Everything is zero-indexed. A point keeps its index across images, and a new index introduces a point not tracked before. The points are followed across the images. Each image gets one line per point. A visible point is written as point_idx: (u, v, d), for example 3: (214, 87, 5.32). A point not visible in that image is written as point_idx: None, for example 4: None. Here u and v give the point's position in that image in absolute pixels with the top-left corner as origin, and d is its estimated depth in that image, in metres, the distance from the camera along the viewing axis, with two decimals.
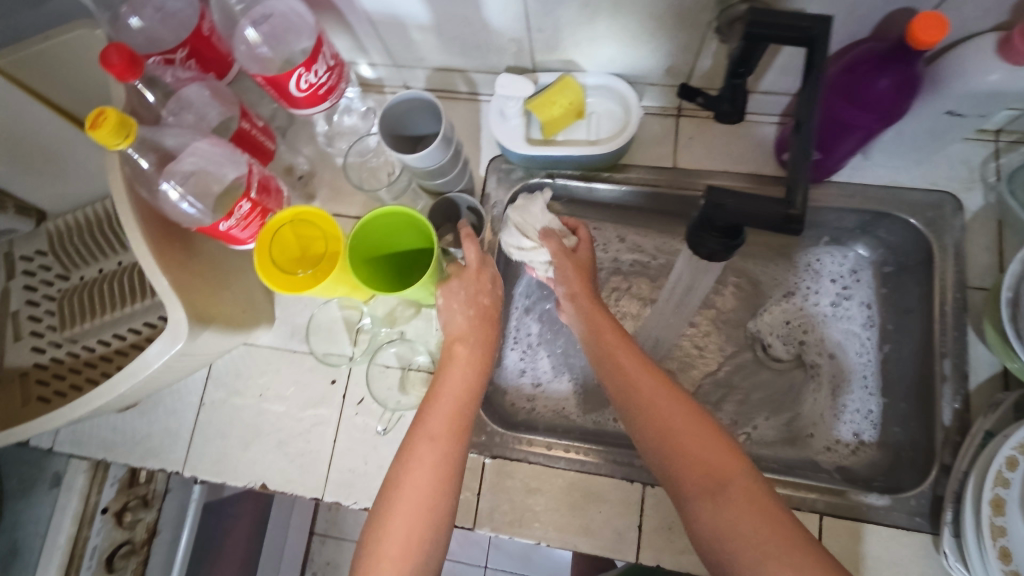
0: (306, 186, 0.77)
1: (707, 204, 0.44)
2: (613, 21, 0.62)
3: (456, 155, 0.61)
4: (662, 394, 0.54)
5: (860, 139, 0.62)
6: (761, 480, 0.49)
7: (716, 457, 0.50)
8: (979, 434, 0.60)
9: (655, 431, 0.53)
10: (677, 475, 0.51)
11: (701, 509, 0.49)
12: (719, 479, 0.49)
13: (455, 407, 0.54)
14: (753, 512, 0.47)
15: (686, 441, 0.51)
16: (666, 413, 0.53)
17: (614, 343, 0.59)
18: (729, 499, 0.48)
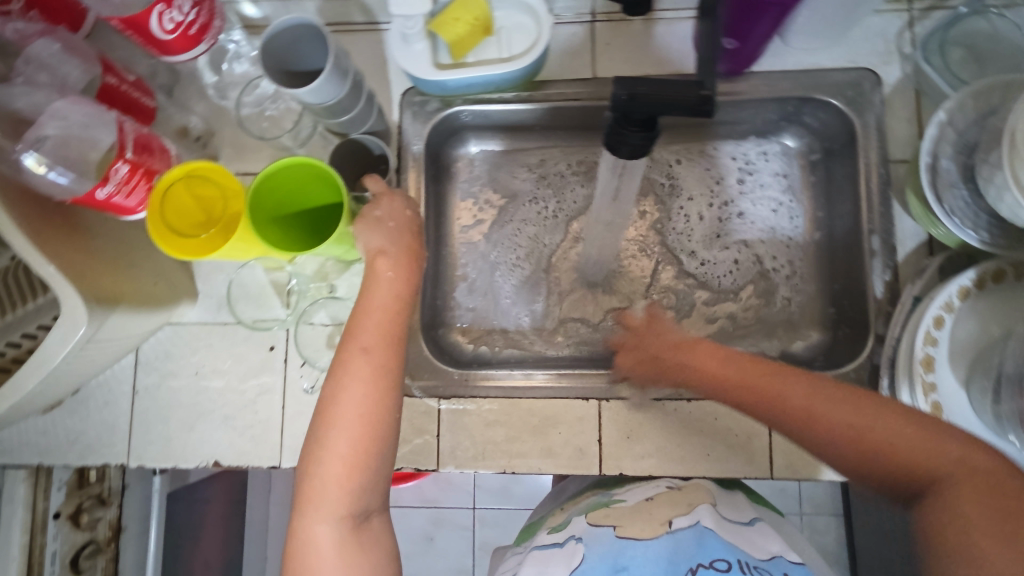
0: (206, 148, 0.68)
1: (621, 93, 0.41)
2: None
3: (356, 85, 0.56)
4: (828, 390, 0.49)
5: (774, 21, 0.62)
6: (977, 464, 0.44)
7: (914, 447, 0.46)
8: (908, 300, 0.62)
9: (827, 432, 0.48)
10: (884, 478, 0.47)
11: (931, 510, 0.44)
12: (941, 475, 0.44)
13: (379, 325, 0.51)
14: (988, 508, 0.42)
15: (886, 433, 0.46)
16: (859, 413, 0.47)
17: (734, 362, 0.54)
18: (958, 491, 0.43)
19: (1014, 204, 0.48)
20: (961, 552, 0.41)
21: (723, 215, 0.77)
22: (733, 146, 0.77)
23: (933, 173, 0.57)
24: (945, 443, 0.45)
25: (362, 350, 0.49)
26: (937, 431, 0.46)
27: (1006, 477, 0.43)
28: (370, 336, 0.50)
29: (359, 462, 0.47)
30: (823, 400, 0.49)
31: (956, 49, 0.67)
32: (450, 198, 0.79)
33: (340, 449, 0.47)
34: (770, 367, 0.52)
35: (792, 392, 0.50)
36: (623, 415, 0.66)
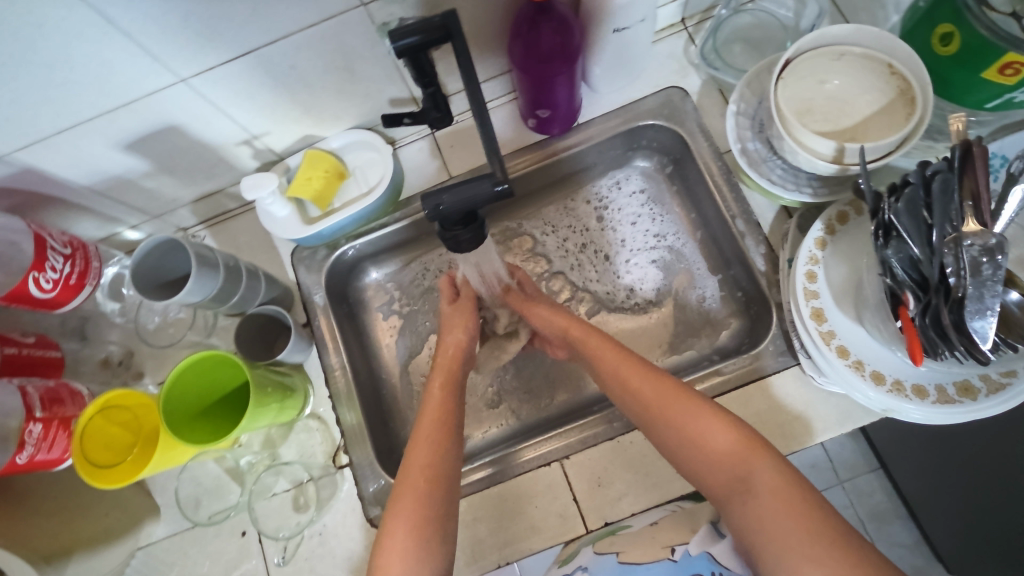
0: (130, 368, 0.72)
1: (427, 208, 0.47)
2: (311, 90, 0.64)
3: (230, 269, 0.62)
4: (685, 400, 0.55)
5: (567, 84, 0.68)
6: (788, 469, 0.48)
7: (731, 453, 0.50)
8: (785, 264, 0.67)
9: (675, 434, 0.54)
10: (709, 482, 0.51)
11: (738, 509, 0.48)
12: (754, 478, 0.48)
13: (438, 425, 0.59)
14: (778, 506, 0.46)
15: (716, 442, 0.51)
16: (700, 422, 0.53)
17: (627, 370, 0.60)
18: (761, 492, 0.47)
19: (809, 161, 0.56)
20: (766, 546, 0.45)
21: (599, 247, 0.84)
22: (589, 189, 0.85)
23: (748, 155, 0.66)
24: (761, 454, 0.49)
25: (428, 438, 0.58)
26: (761, 443, 0.50)
27: (805, 486, 0.47)
28: (431, 428, 0.59)
29: (425, 527, 0.51)
30: (677, 408, 0.55)
31: (735, 45, 0.76)
32: (372, 324, 0.83)
33: (408, 516, 0.51)
34: (650, 376, 0.59)
35: (661, 398, 0.56)
36: (588, 466, 0.67)
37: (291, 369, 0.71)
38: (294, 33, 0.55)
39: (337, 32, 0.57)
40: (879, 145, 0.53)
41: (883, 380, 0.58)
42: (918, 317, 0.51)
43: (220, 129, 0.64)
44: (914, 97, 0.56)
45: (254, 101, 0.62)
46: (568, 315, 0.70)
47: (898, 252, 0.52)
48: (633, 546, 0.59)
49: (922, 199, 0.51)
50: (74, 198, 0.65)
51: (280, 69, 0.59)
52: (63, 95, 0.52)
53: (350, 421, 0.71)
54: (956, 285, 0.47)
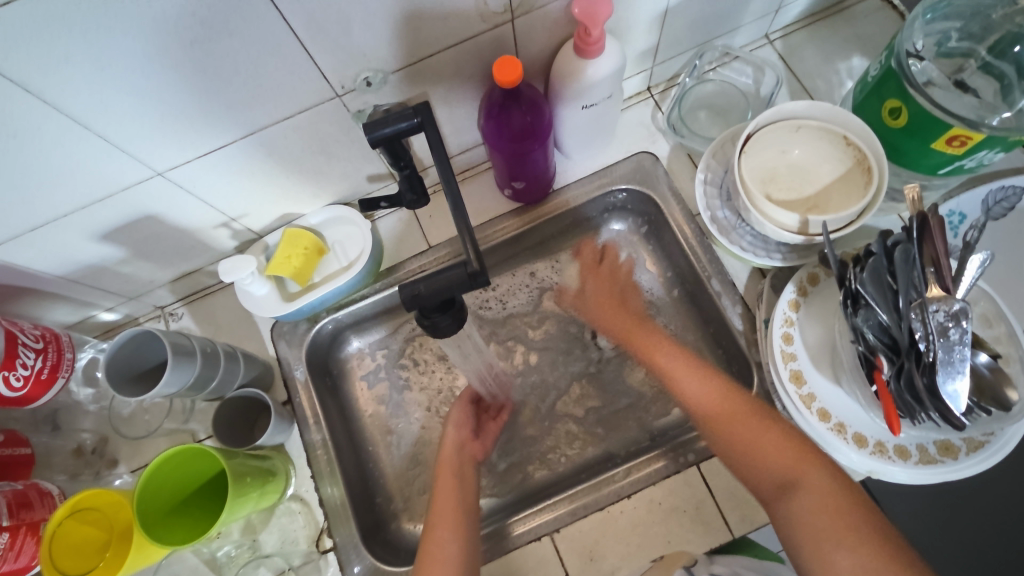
0: (105, 455, 0.70)
1: (404, 298, 0.47)
2: (288, 174, 0.65)
3: (208, 355, 0.61)
4: (740, 414, 0.58)
5: (540, 157, 0.69)
6: (837, 477, 0.51)
7: (779, 460, 0.54)
8: (762, 324, 0.68)
9: (729, 448, 0.57)
10: (759, 483, 0.54)
11: (782, 507, 0.51)
12: (801, 480, 0.51)
13: (454, 513, 0.62)
14: (828, 503, 0.49)
15: (774, 448, 0.54)
16: (750, 430, 0.56)
17: (686, 379, 0.64)
18: (804, 494, 0.50)
19: (776, 233, 0.58)
20: (804, 538, 0.49)
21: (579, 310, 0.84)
22: (570, 254, 0.86)
23: (717, 222, 0.68)
24: (809, 459, 0.53)
25: (447, 531, 0.60)
26: (810, 451, 0.54)
27: (851, 489, 0.50)
28: (449, 514, 0.61)
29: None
30: (732, 424, 0.58)
31: (700, 112, 0.80)
32: (355, 394, 0.82)
33: None
34: (716, 386, 0.62)
35: (724, 414, 0.59)
36: (579, 538, 0.66)
37: (271, 450, 0.70)
38: (271, 124, 0.56)
39: (313, 121, 0.58)
40: (841, 216, 0.56)
41: (865, 443, 0.59)
42: (893, 381, 0.52)
43: (197, 213, 0.64)
44: (871, 166, 0.58)
45: (231, 187, 0.63)
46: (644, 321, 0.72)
47: (868, 319, 0.53)
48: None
49: (886, 267, 0.52)
50: (49, 287, 0.65)
51: (257, 157, 0.60)
52: (39, 195, 0.52)
53: (333, 501, 0.69)
54: (926, 350, 0.49)
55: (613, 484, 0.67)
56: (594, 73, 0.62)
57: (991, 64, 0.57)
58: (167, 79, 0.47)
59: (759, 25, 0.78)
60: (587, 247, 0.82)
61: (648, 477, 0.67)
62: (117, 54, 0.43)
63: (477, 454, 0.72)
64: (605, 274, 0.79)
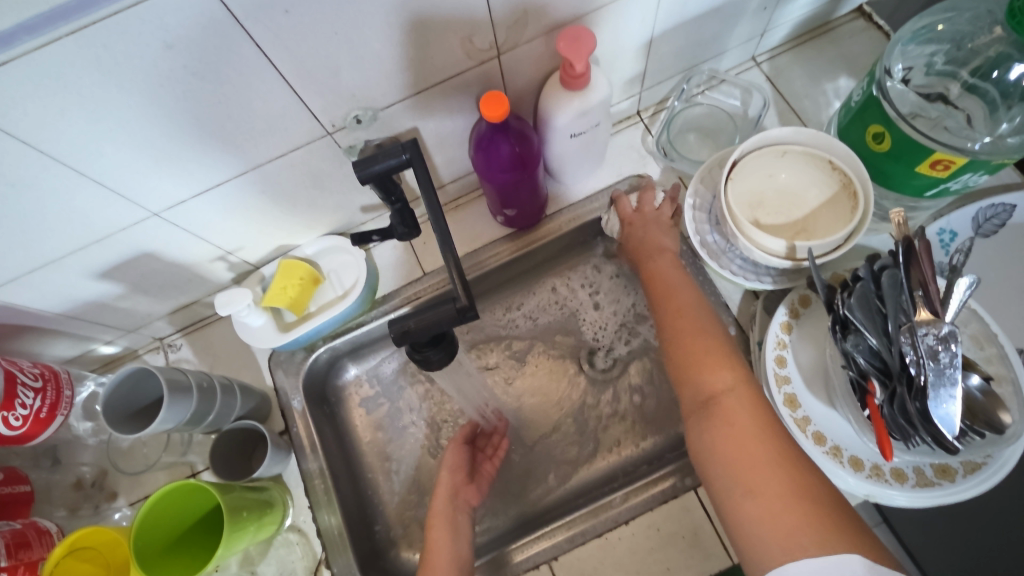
0: (104, 489, 0.70)
1: (394, 334, 0.48)
2: (282, 207, 0.66)
3: (204, 389, 0.62)
4: (694, 328, 0.59)
5: (529, 184, 0.70)
6: (768, 419, 0.49)
7: (711, 379, 0.53)
8: (756, 346, 0.68)
9: (675, 353, 0.58)
10: (686, 395, 0.55)
11: (699, 426, 0.52)
12: (719, 398, 0.51)
13: (448, 565, 0.62)
14: (744, 438, 0.48)
15: (707, 372, 0.54)
16: (699, 344, 0.57)
17: (671, 288, 0.65)
18: (721, 416, 0.50)
19: (765, 259, 0.58)
20: (715, 464, 0.49)
21: (576, 330, 0.85)
22: (569, 272, 0.86)
23: (708, 248, 0.67)
24: (739, 386, 0.52)
25: None
26: (744, 377, 0.53)
27: (776, 428, 0.49)
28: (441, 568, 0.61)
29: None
30: (681, 329, 0.59)
31: (689, 134, 0.80)
32: (353, 421, 0.82)
33: None
34: (681, 297, 0.63)
35: (676, 318, 0.61)
36: (578, 565, 0.65)
37: (269, 481, 0.70)
38: (264, 162, 0.58)
39: (305, 158, 0.59)
40: (828, 241, 0.56)
41: (862, 466, 0.59)
42: (885, 406, 0.52)
43: (194, 249, 0.65)
44: (856, 190, 0.59)
45: (226, 223, 0.64)
46: (665, 234, 0.72)
47: (857, 344, 0.53)
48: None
49: (875, 292, 0.53)
50: (49, 325, 0.65)
51: (252, 194, 0.61)
52: (37, 238, 0.53)
53: (332, 531, 0.69)
54: (917, 373, 0.49)
55: (611, 510, 0.67)
56: (580, 104, 0.63)
57: (975, 86, 0.57)
58: (161, 125, 0.48)
59: (744, 49, 0.79)
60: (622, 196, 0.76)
61: (646, 502, 0.67)
62: (111, 105, 0.44)
63: (472, 499, 0.72)
64: (653, 228, 0.72)
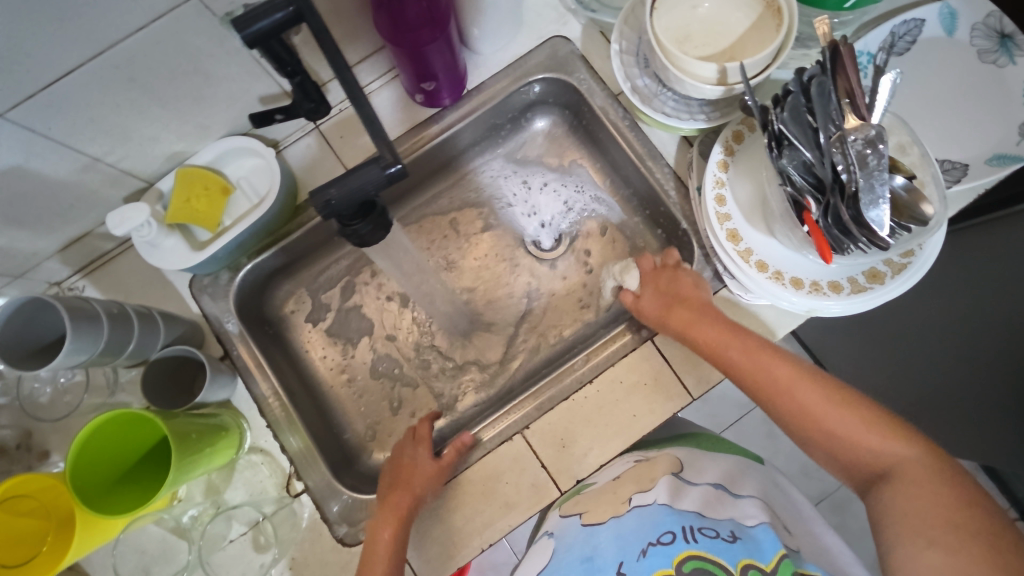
0: (31, 449, 0.64)
1: (317, 208, 0.43)
2: (161, 102, 0.57)
3: (116, 317, 0.55)
4: (815, 387, 0.55)
5: (445, 47, 0.63)
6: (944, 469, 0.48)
7: (877, 448, 0.51)
8: (695, 191, 0.68)
9: (807, 424, 0.55)
10: (849, 469, 0.53)
11: (877, 498, 0.50)
12: (895, 470, 0.50)
13: (391, 552, 0.60)
14: (931, 502, 0.46)
15: (859, 435, 0.52)
16: (835, 407, 0.54)
17: (747, 344, 0.59)
18: (898, 485, 0.49)
19: (696, 88, 0.56)
20: (896, 535, 0.47)
21: (513, 235, 0.83)
22: (497, 191, 0.84)
23: (639, 92, 0.67)
24: (908, 448, 0.50)
25: None
26: (895, 426, 0.52)
27: (960, 483, 0.47)
28: (382, 560, 0.59)
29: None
30: (799, 392, 0.55)
31: None
32: (301, 338, 0.78)
33: None
34: (772, 356, 0.58)
35: (790, 381, 0.56)
36: (550, 429, 0.67)
37: (217, 407, 0.66)
38: (123, 39, 0.48)
39: (172, 32, 0.50)
40: (757, 60, 0.54)
41: (802, 284, 0.61)
42: (821, 218, 0.53)
43: (63, 161, 0.56)
44: (780, 8, 0.57)
45: (94, 125, 0.54)
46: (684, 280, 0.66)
47: (792, 159, 0.53)
48: (599, 505, 0.61)
49: (805, 105, 0.52)
50: None
51: (118, 84, 0.52)
52: None
53: (296, 446, 0.67)
54: (848, 181, 0.50)
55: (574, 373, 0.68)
56: None
57: None
58: None
59: None
60: (647, 254, 0.73)
61: (607, 359, 0.68)
62: None
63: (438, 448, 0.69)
64: (677, 278, 0.67)
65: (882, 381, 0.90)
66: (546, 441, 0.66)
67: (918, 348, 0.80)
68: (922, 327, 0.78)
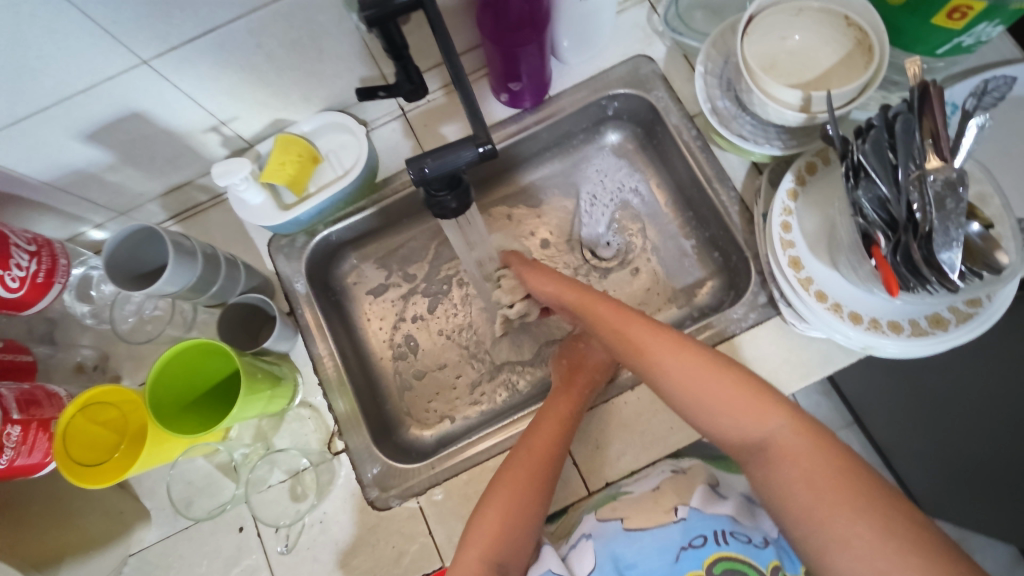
0: (106, 373, 0.69)
1: (411, 175, 0.47)
2: (277, 71, 0.62)
3: (208, 258, 0.61)
4: (692, 354, 0.55)
5: (538, 51, 0.67)
6: (815, 439, 0.48)
7: (758, 423, 0.50)
8: (760, 218, 0.69)
9: (677, 387, 0.54)
10: (727, 441, 0.52)
11: (757, 470, 0.50)
12: (770, 439, 0.49)
13: (557, 424, 0.63)
14: (819, 477, 0.47)
15: (737, 406, 0.51)
16: (708, 375, 0.53)
17: (634, 325, 0.59)
18: (780, 458, 0.49)
19: (778, 112, 0.58)
20: (794, 508, 0.47)
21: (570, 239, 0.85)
22: (561, 196, 0.86)
23: (717, 113, 0.69)
24: (778, 416, 0.50)
25: (546, 441, 0.61)
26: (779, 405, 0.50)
27: (828, 450, 0.48)
28: (552, 431, 0.62)
29: (518, 534, 0.57)
30: (673, 358, 0.55)
31: (697, 11, 0.77)
32: (357, 310, 0.82)
33: (497, 516, 0.58)
34: (657, 330, 0.58)
35: (667, 351, 0.56)
36: (585, 429, 0.68)
37: (277, 358, 0.70)
38: (260, 8, 0.54)
39: (302, 7, 0.56)
40: (843, 92, 0.55)
41: (861, 319, 0.61)
42: (890, 254, 0.53)
43: (186, 112, 0.62)
44: (871, 46, 0.58)
45: (218, 83, 0.60)
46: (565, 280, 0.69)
47: (868, 191, 0.54)
48: (637, 511, 0.59)
49: (887, 141, 0.52)
50: (36, 197, 0.63)
51: (246, 49, 0.58)
52: (18, 84, 0.49)
53: (342, 407, 0.70)
54: (922, 220, 0.50)
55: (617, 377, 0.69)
56: None
57: None
58: None
59: None
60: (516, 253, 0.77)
61: None
62: None
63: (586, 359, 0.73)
64: (542, 276, 0.71)
65: (918, 444, 0.84)
66: (581, 440, 0.68)
67: (957, 422, 0.73)
68: (962, 400, 0.71)
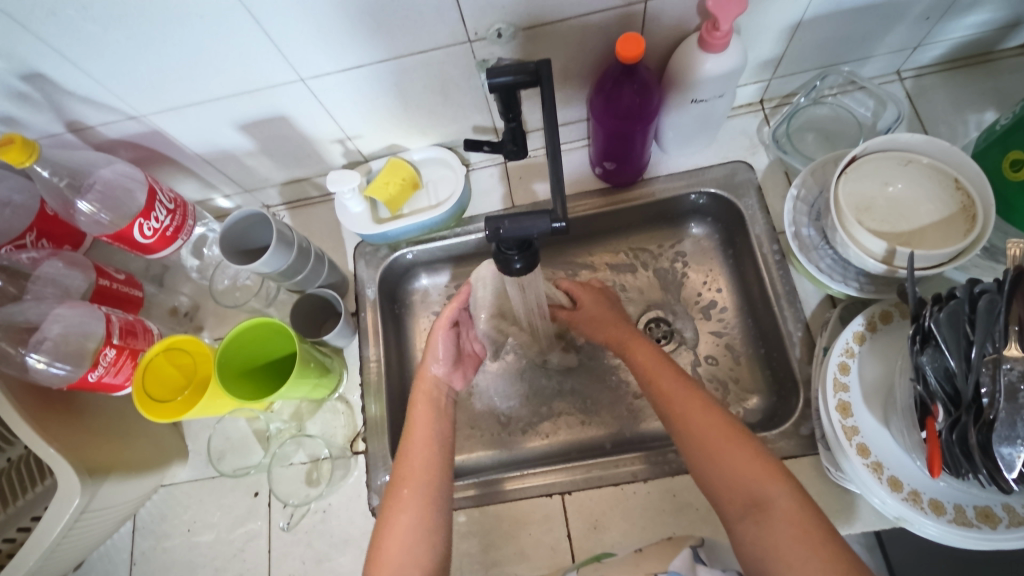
0: (193, 321, 0.79)
1: (488, 233, 0.51)
2: (406, 107, 0.71)
3: (302, 251, 0.69)
4: (712, 412, 0.53)
5: (643, 137, 0.71)
6: (810, 504, 0.46)
7: (761, 482, 0.48)
8: (820, 350, 0.67)
9: (694, 443, 0.52)
10: (721, 496, 0.49)
11: (750, 529, 0.47)
12: (772, 502, 0.46)
13: (429, 435, 0.60)
14: (806, 546, 0.43)
15: (741, 462, 0.49)
16: (727, 433, 0.51)
17: (664, 369, 0.59)
18: (778, 524, 0.45)
19: (859, 257, 0.57)
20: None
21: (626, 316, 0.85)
22: (630, 271, 0.87)
23: (799, 239, 0.69)
24: (785, 484, 0.47)
25: (419, 455, 0.58)
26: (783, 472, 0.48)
27: (823, 525, 0.45)
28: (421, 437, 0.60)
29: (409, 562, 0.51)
30: (691, 409, 0.54)
31: (809, 133, 0.78)
32: (412, 326, 0.87)
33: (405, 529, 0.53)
34: (682, 379, 0.57)
35: (688, 399, 0.55)
36: (588, 506, 0.68)
37: (331, 352, 0.77)
38: (406, 56, 0.62)
39: (441, 61, 0.63)
40: (932, 255, 0.54)
41: (901, 488, 0.57)
42: (944, 431, 0.51)
43: (323, 125, 0.71)
44: (975, 215, 0.57)
45: (356, 108, 0.69)
46: (614, 315, 0.69)
47: (933, 360, 0.51)
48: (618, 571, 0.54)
49: (966, 314, 0.49)
50: (187, 164, 0.74)
51: (386, 84, 0.66)
52: (204, 77, 0.60)
53: (373, 411, 0.74)
54: (987, 408, 0.46)
55: (630, 465, 0.69)
56: (712, 68, 0.64)
57: None
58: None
59: (891, 60, 0.76)
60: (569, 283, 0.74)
61: (670, 468, 0.68)
62: None
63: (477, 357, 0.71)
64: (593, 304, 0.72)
65: None
66: (580, 513, 0.68)
67: None
68: None
